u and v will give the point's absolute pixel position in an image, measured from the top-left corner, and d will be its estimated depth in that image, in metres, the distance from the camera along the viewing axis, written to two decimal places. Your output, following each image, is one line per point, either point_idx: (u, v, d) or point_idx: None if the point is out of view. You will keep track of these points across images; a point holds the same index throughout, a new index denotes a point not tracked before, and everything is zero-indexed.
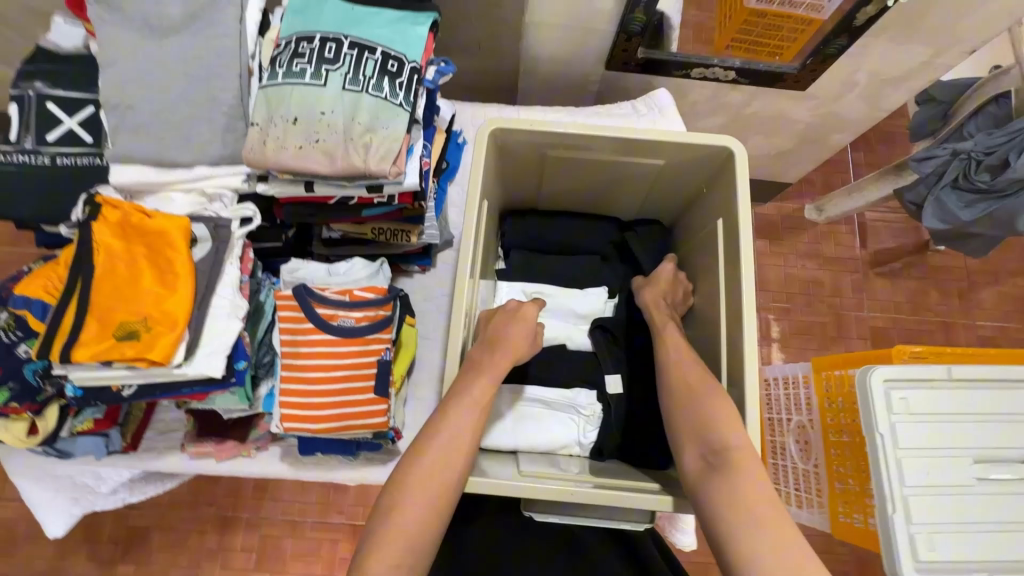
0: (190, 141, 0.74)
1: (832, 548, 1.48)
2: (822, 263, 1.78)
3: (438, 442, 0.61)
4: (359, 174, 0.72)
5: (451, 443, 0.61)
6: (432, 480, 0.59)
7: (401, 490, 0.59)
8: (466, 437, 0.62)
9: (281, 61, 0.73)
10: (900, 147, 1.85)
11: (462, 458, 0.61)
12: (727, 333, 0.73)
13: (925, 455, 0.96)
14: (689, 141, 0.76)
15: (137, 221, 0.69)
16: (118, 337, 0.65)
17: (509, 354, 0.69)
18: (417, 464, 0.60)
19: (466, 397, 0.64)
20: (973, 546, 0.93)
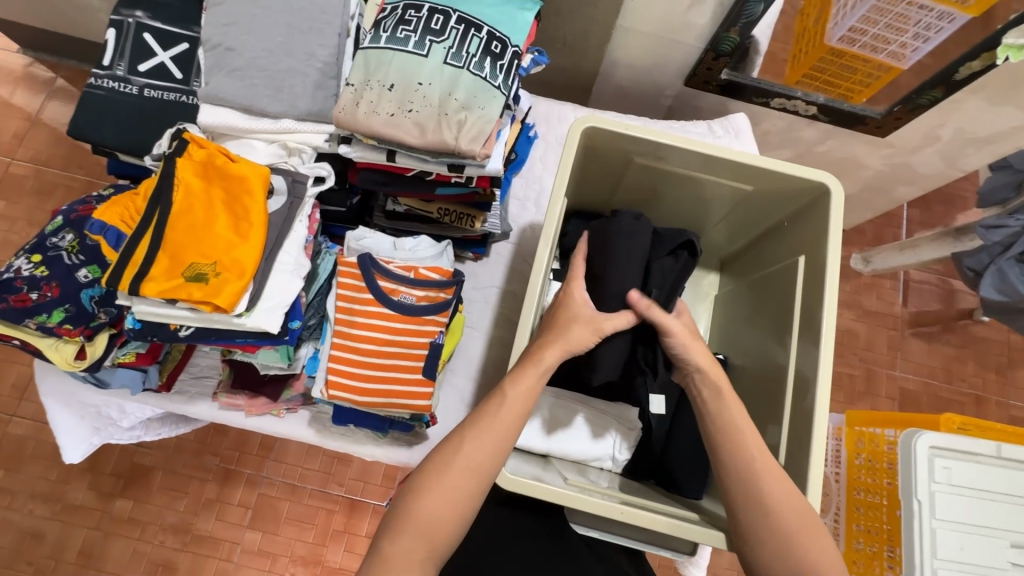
0: (281, 92, 0.73)
1: None
2: (860, 315, 1.74)
3: (471, 441, 0.58)
4: (446, 151, 0.70)
5: (490, 451, 0.58)
6: (460, 489, 0.56)
7: (425, 489, 0.56)
8: (504, 438, 0.59)
9: (385, 25, 0.72)
10: (958, 210, 1.80)
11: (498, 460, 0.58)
12: (797, 370, 0.72)
13: (961, 530, 0.92)
14: (786, 170, 0.75)
15: (220, 163, 0.68)
16: (186, 277, 0.64)
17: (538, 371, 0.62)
18: (448, 468, 0.57)
19: (506, 397, 0.60)
20: None
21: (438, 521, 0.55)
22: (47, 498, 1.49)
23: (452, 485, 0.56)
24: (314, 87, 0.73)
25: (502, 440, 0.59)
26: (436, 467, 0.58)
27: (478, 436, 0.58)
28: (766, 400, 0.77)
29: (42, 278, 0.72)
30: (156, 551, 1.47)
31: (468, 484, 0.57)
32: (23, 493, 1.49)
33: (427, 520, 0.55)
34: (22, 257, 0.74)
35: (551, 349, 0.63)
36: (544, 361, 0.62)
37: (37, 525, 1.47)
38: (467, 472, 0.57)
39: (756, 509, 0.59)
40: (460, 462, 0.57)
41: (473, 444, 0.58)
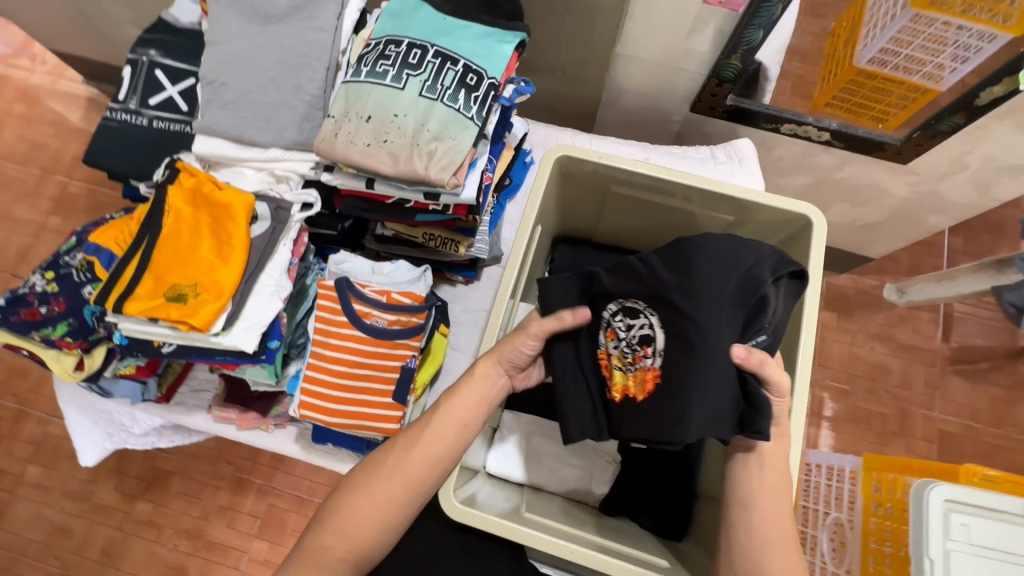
0: (270, 123, 0.77)
1: None
2: (896, 349, 1.59)
3: (403, 449, 0.62)
4: (418, 180, 0.72)
5: (420, 460, 0.61)
6: (383, 497, 0.60)
7: (352, 492, 0.61)
8: (436, 453, 0.61)
9: (367, 60, 0.75)
10: (1006, 239, 1.67)
11: (423, 469, 0.61)
12: None
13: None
14: (767, 202, 0.73)
15: (207, 191, 0.73)
16: (167, 297, 0.68)
17: (475, 390, 0.64)
18: (377, 472, 0.61)
19: (438, 410, 0.63)
20: None
21: (361, 524, 0.59)
22: (76, 496, 1.58)
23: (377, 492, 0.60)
24: (300, 118, 0.77)
25: (434, 455, 0.61)
26: (367, 471, 0.62)
27: (407, 448, 0.62)
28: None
29: (51, 294, 0.79)
30: (169, 554, 1.53)
31: (393, 488, 0.60)
32: (56, 490, 1.59)
33: (349, 520, 0.59)
34: (37, 273, 0.80)
35: (485, 363, 0.65)
36: (478, 372, 0.64)
37: (66, 521, 1.56)
38: (395, 479, 0.60)
39: (751, 543, 0.60)
40: (387, 468, 0.61)
41: (398, 450, 0.62)
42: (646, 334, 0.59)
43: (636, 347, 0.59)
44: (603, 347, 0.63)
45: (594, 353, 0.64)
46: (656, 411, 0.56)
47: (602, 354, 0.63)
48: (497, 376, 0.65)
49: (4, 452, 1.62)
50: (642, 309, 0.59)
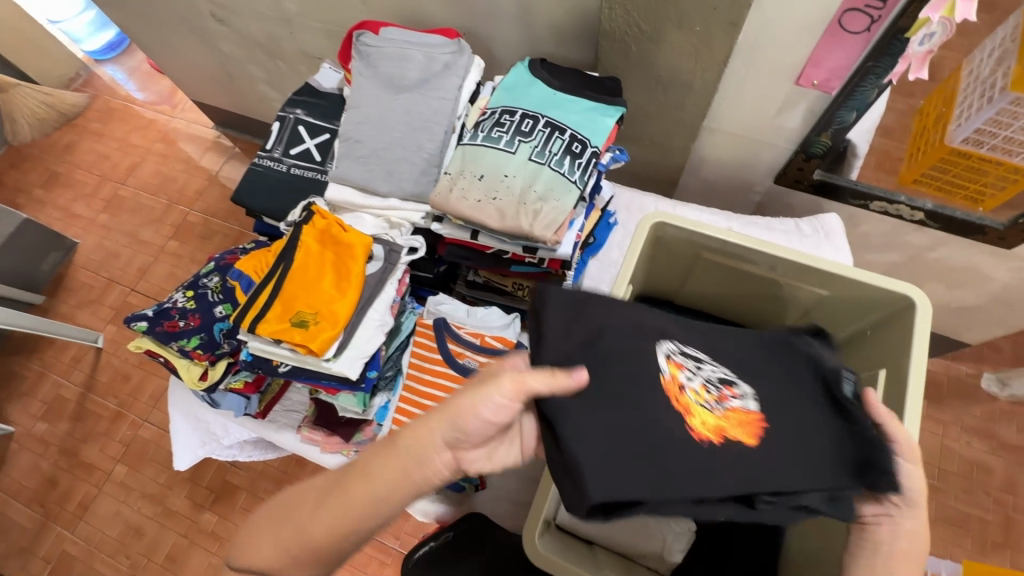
0: (392, 176, 0.87)
1: None
2: (996, 448, 1.41)
3: (315, 507, 0.57)
4: (522, 235, 0.79)
5: (325, 525, 0.55)
6: (286, 542, 0.57)
7: (266, 526, 0.60)
8: (335, 522, 0.55)
9: (483, 127, 0.84)
10: None
11: (322, 533, 0.55)
12: None
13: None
14: (865, 280, 0.74)
15: (335, 232, 0.83)
16: (292, 323, 0.77)
17: (398, 462, 0.54)
18: (286, 515, 0.59)
19: (357, 475, 0.55)
20: None
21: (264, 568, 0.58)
22: (153, 499, 1.70)
23: (281, 536, 0.58)
24: (416, 173, 0.86)
25: (333, 524, 0.55)
26: (283, 513, 0.59)
27: (317, 506, 0.57)
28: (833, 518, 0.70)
29: (189, 310, 0.90)
30: None
31: (293, 540, 0.57)
32: (137, 491, 1.71)
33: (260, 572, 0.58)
34: (179, 291, 0.93)
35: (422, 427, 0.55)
36: (405, 443, 0.55)
37: (140, 522, 1.67)
38: (298, 533, 0.57)
39: None
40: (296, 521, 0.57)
41: (305, 506, 0.58)
42: (723, 377, 0.61)
43: (721, 387, 0.60)
44: (669, 375, 0.58)
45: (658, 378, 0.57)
46: (783, 440, 0.56)
47: (670, 382, 0.57)
48: (433, 443, 0.54)
49: (99, 449, 1.78)
50: (706, 359, 0.63)
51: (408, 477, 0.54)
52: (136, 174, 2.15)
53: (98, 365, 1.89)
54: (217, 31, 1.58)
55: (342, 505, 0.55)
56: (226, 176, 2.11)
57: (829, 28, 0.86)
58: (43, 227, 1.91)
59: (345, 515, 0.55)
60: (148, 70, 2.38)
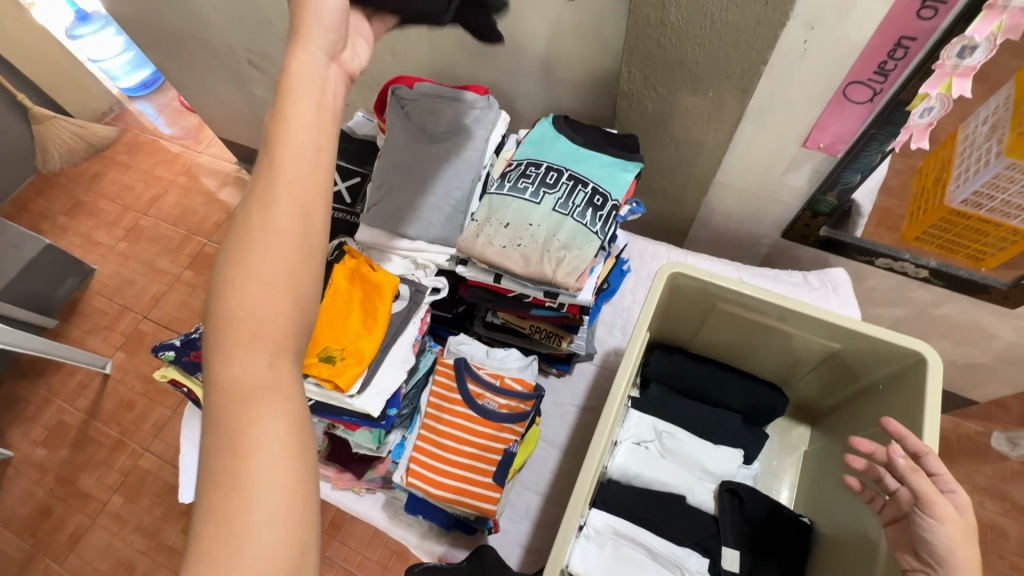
0: (420, 220, 0.91)
1: None
2: (1009, 509, 1.39)
3: (260, 208, 0.47)
4: (545, 281, 0.82)
5: (288, 210, 0.47)
6: (271, 274, 0.46)
7: (233, 288, 0.45)
8: (298, 195, 0.48)
9: (510, 177, 0.89)
10: None
11: (297, 212, 0.48)
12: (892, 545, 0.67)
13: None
14: (874, 334, 0.77)
15: (363, 271, 0.87)
16: (319, 357, 0.79)
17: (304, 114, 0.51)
18: (246, 253, 0.46)
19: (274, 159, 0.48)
20: None
21: (269, 319, 0.45)
22: (148, 533, 1.66)
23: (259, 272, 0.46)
24: (443, 218, 0.91)
25: (295, 197, 0.48)
26: (236, 261, 0.46)
27: (263, 209, 0.47)
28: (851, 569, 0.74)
29: None
30: None
31: (277, 256, 0.46)
32: (131, 524, 1.68)
33: (264, 324, 0.45)
34: None
35: (299, 85, 0.51)
36: (300, 105, 0.51)
37: (132, 556, 1.63)
38: (274, 247, 0.46)
39: None
40: (259, 236, 0.46)
41: (251, 233, 0.46)
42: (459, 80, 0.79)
43: None
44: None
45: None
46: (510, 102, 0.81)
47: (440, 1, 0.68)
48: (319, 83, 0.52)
49: (97, 479, 1.75)
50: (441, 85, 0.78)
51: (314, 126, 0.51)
52: (158, 206, 2.22)
53: (104, 392, 1.88)
54: (252, 77, 1.67)
55: (290, 190, 0.48)
56: None
57: (834, 97, 0.92)
58: (64, 253, 1.96)
59: (301, 228, 0.48)
60: (178, 108, 2.49)
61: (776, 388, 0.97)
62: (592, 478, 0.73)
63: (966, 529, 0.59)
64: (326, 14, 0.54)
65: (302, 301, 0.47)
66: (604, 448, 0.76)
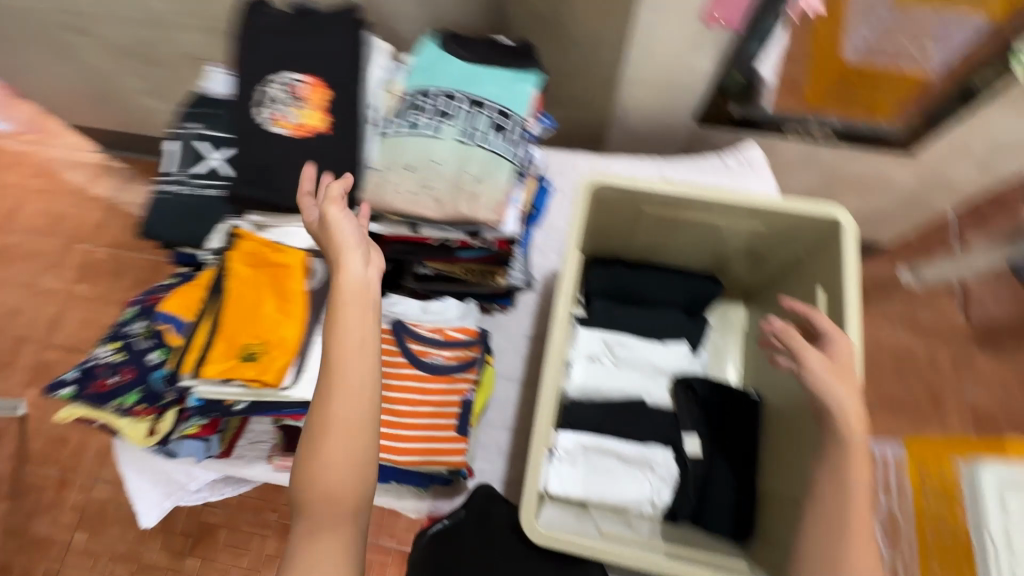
0: (310, 181, 0.80)
1: None
2: (916, 331, 1.51)
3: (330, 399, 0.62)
4: (464, 221, 0.77)
5: (349, 402, 0.62)
6: (343, 453, 0.62)
7: (313, 466, 0.62)
8: (356, 388, 0.63)
9: (404, 113, 0.80)
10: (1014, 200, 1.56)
11: (364, 401, 0.63)
12: None
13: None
14: (794, 208, 0.78)
15: (264, 254, 0.78)
16: (240, 358, 0.72)
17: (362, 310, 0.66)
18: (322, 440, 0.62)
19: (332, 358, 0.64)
20: None
21: (337, 486, 0.62)
22: (126, 558, 1.60)
23: (335, 451, 0.62)
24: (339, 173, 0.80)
25: (362, 393, 0.63)
26: (314, 443, 0.62)
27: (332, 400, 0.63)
28: (800, 425, 0.80)
29: (120, 363, 0.83)
30: None
31: (345, 437, 0.62)
32: (105, 555, 1.60)
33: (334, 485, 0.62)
34: (103, 345, 0.86)
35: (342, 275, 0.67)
36: (344, 297, 0.66)
37: None
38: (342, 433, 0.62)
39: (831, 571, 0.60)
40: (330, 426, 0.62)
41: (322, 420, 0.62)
42: (288, 85, 0.81)
43: (292, 95, 0.81)
44: (286, 121, 0.81)
45: (291, 120, 0.81)
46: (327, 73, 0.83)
47: (292, 124, 0.81)
48: (360, 274, 0.67)
49: (51, 522, 1.63)
50: (286, 88, 0.81)
51: (363, 322, 0.66)
52: (19, 218, 1.91)
53: (27, 434, 1.71)
54: (78, 43, 1.39)
55: (351, 384, 0.63)
56: (125, 203, 1.91)
57: None
58: None
59: (360, 414, 0.63)
60: None
61: (712, 277, 1.00)
62: (554, 400, 0.73)
63: (835, 368, 0.67)
64: (346, 227, 0.69)
65: (359, 459, 0.63)
66: (557, 374, 0.76)
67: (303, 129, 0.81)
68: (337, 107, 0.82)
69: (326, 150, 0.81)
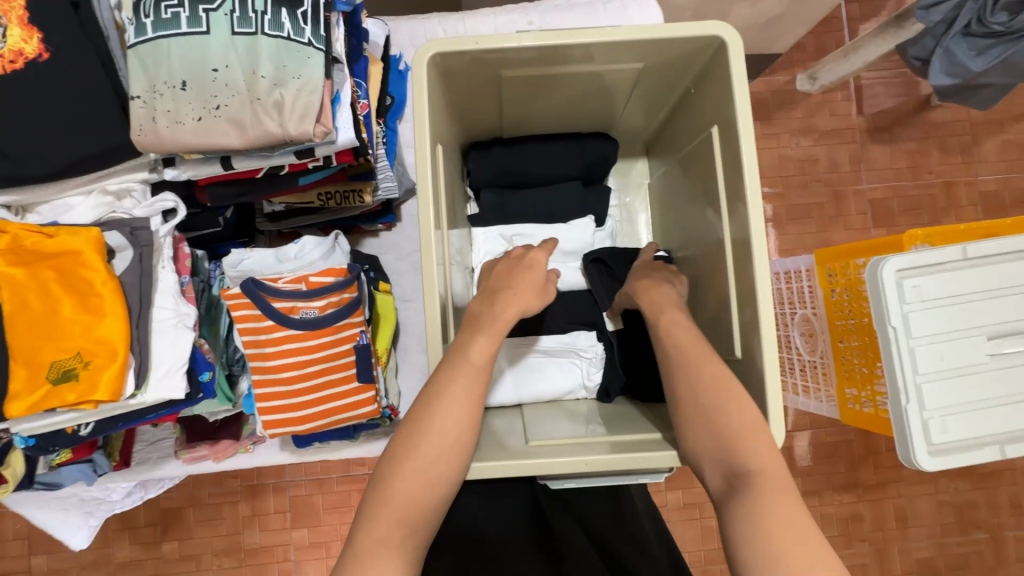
0: (52, 140, 0.59)
1: (861, 451, 1.36)
2: (819, 138, 1.49)
3: (425, 420, 0.53)
4: (281, 141, 0.60)
5: (449, 429, 0.53)
6: (422, 481, 0.52)
7: (385, 485, 0.52)
8: (460, 421, 0.54)
9: (145, 6, 0.57)
10: None
11: (467, 431, 0.54)
12: (733, 237, 0.66)
13: (946, 379, 0.89)
14: (672, 35, 0.65)
15: (32, 244, 0.59)
16: (53, 380, 0.58)
17: (512, 306, 0.60)
18: (409, 457, 0.52)
19: (448, 379, 0.55)
20: (968, 422, 0.89)
21: (405, 516, 0.50)
22: None
23: (417, 473, 0.52)
24: (87, 118, 0.59)
25: (457, 433, 0.53)
26: (395, 457, 0.53)
27: (422, 423, 0.53)
28: (712, 268, 0.73)
29: None
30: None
31: (437, 465, 0.52)
32: None
33: (408, 517, 0.51)
34: None
35: (513, 303, 0.60)
36: (497, 325, 0.58)
37: None
38: (439, 456, 0.52)
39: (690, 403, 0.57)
40: (426, 447, 0.52)
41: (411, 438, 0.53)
42: None
43: None
44: None
45: None
46: None
47: None
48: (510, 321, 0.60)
49: None
50: None
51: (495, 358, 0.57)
52: None
53: None
54: None
55: (460, 410, 0.54)
56: None
57: None
58: None
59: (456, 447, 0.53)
60: None
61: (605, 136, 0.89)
62: (442, 353, 0.59)
63: (650, 264, 0.78)
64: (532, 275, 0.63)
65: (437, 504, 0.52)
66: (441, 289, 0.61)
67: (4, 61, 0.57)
68: (47, 19, 0.58)
69: (56, 90, 0.58)
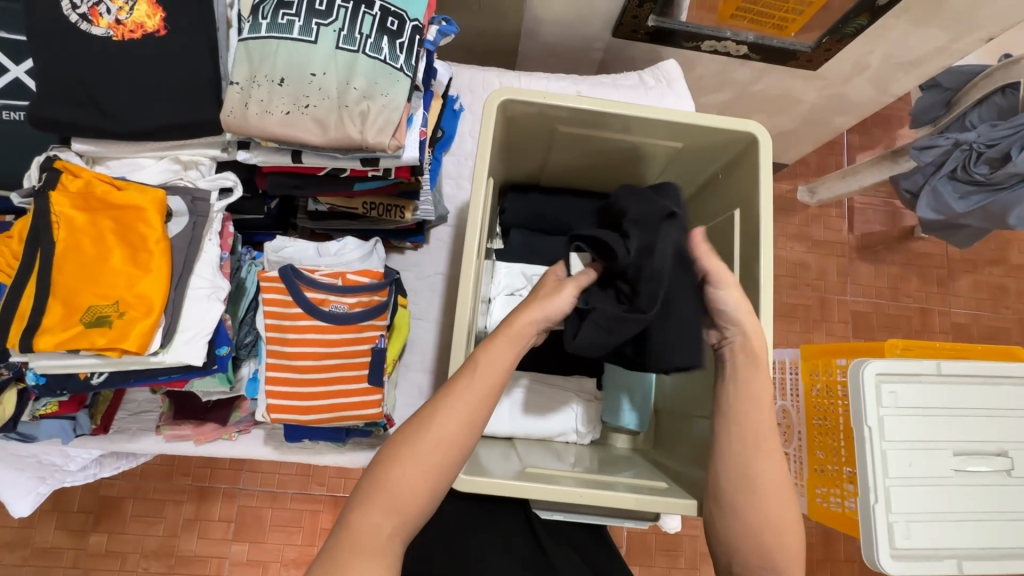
0: (141, 107, 0.64)
1: (819, 553, 1.37)
2: (812, 246, 1.60)
3: (434, 413, 0.55)
4: (356, 146, 0.65)
5: (451, 421, 0.55)
6: (420, 469, 0.53)
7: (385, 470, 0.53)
8: (461, 415, 0.55)
9: (264, 10, 0.64)
10: (897, 119, 1.65)
11: (472, 426, 0.55)
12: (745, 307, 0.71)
13: (912, 485, 0.93)
14: (712, 125, 0.74)
15: (102, 193, 0.63)
16: (86, 323, 0.59)
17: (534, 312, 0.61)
18: (412, 443, 0.54)
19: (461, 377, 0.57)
20: (930, 533, 0.92)
21: (399, 500, 0.52)
22: None
23: (416, 458, 0.53)
24: (180, 93, 0.65)
25: (459, 425, 0.55)
26: (398, 443, 0.54)
27: (429, 414, 0.55)
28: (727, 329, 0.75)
29: None
30: None
31: (435, 455, 0.53)
32: None
33: (402, 502, 0.52)
34: None
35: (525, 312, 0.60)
36: (513, 327, 0.59)
37: None
38: (438, 446, 0.54)
39: (745, 489, 0.57)
40: (430, 436, 0.54)
41: (415, 426, 0.55)
42: None
43: None
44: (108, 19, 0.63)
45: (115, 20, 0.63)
46: None
47: (117, 25, 0.63)
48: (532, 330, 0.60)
49: None
50: None
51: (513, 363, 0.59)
52: None
53: None
54: None
55: (462, 402, 0.56)
56: None
57: None
58: None
59: (453, 438, 0.55)
60: None
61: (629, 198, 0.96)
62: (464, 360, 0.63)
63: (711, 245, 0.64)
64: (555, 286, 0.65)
65: (430, 491, 0.53)
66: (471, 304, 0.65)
67: (132, 31, 0.64)
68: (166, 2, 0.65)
69: (159, 66, 0.64)
